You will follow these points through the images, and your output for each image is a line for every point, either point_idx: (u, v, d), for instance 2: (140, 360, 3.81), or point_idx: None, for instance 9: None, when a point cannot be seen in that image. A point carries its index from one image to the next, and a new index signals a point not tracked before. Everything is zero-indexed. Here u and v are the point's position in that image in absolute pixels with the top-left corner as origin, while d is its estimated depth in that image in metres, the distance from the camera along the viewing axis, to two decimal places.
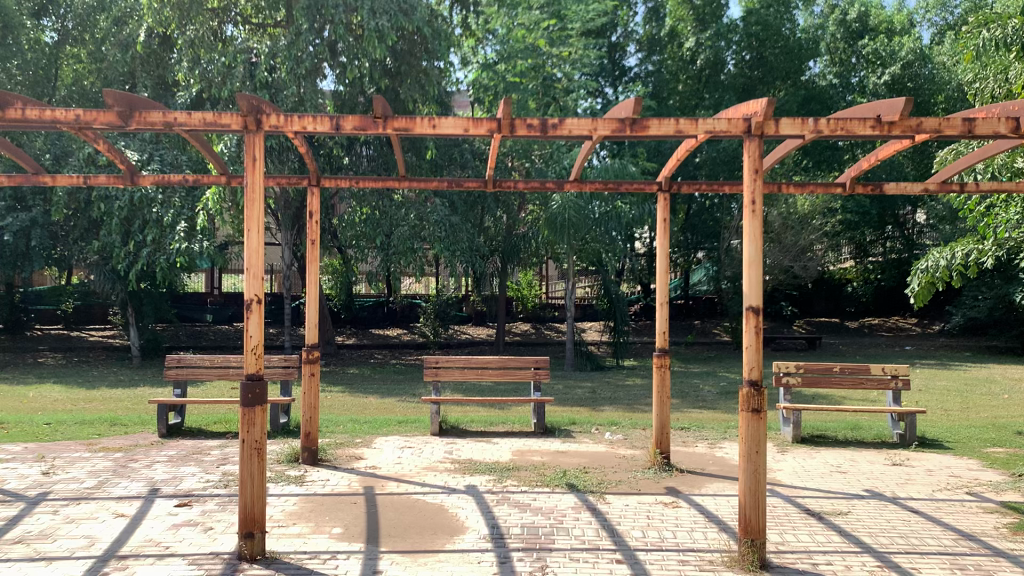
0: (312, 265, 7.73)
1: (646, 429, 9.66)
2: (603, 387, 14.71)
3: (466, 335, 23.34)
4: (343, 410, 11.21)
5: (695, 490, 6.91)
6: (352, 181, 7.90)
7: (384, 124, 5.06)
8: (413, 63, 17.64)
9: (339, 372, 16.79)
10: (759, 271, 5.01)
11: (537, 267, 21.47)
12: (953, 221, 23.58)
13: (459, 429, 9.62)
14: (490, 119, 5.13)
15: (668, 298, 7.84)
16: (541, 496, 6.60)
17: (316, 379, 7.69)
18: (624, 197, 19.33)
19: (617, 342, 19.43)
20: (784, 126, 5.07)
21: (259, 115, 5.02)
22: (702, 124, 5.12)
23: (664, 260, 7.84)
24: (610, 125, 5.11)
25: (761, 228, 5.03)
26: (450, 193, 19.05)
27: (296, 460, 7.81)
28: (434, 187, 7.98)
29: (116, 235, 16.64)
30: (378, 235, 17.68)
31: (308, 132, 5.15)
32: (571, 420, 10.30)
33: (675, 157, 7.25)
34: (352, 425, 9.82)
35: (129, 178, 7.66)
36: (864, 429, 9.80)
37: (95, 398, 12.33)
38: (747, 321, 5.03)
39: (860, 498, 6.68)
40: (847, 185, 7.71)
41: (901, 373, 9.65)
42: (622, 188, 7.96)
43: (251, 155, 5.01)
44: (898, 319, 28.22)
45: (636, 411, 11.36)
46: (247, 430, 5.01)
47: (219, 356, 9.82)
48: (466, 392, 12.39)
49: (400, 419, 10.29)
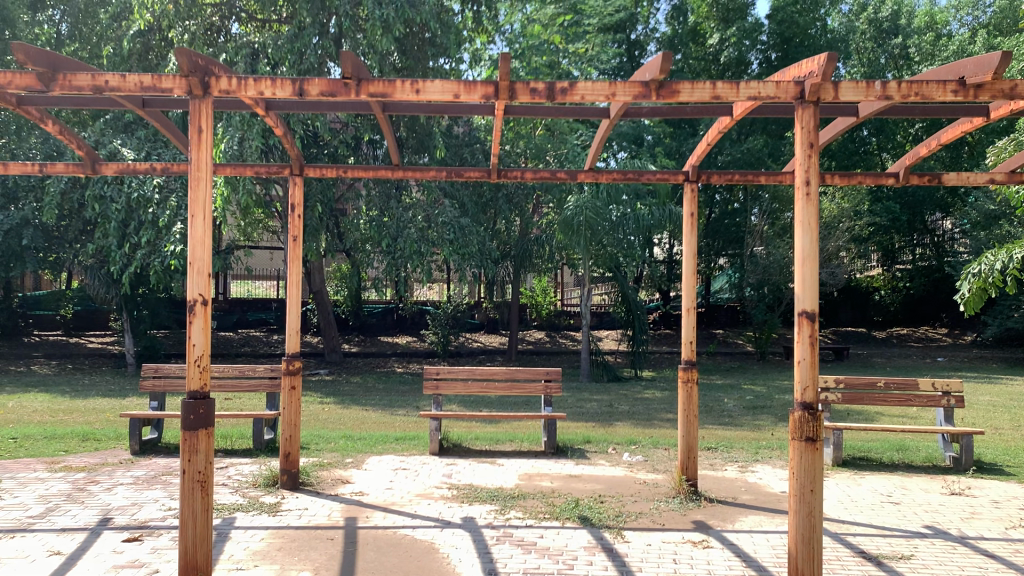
0: (293, 267, 6.86)
1: (668, 450, 8.74)
2: (620, 400, 13.79)
3: (478, 344, 22.44)
4: (338, 424, 10.35)
5: (727, 525, 5.98)
6: (339, 170, 6.99)
7: (358, 89, 4.20)
8: (420, 59, 16.88)
9: (340, 382, 15.92)
10: (815, 268, 4.10)
11: (552, 273, 20.51)
12: (989, 227, 22.47)
13: (462, 447, 8.72)
14: (485, 82, 4.21)
15: (696, 305, 6.90)
16: (549, 533, 5.66)
17: (297, 394, 6.83)
18: (643, 199, 18.32)
19: (636, 351, 18.41)
20: (845, 90, 4.13)
21: (207, 78, 4.16)
22: (744, 88, 4.20)
23: (691, 261, 6.89)
24: (633, 89, 4.22)
25: (818, 216, 4.11)
26: (461, 194, 18.23)
27: (275, 484, 6.96)
28: (431, 177, 7.08)
29: (112, 238, 15.97)
30: (384, 238, 16.81)
31: (266, 99, 4.26)
32: (585, 437, 9.39)
33: (704, 143, 6.27)
34: (345, 443, 8.94)
35: (89, 166, 6.84)
36: (912, 452, 8.80)
37: (76, 408, 11.53)
38: (801, 326, 4.10)
39: (922, 538, 5.71)
40: (901, 175, 6.73)
41: (954, 391, 8.55)
42: (644, 178, 6.99)
43: (196, 126, 4.15)
44: (928, 329, 26.93)
45: (655, 428, 10.41)
46: (189, 458, 4.14)
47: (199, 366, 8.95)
48: (473, 404, 11.50)
49: (398, 435, 9.40)
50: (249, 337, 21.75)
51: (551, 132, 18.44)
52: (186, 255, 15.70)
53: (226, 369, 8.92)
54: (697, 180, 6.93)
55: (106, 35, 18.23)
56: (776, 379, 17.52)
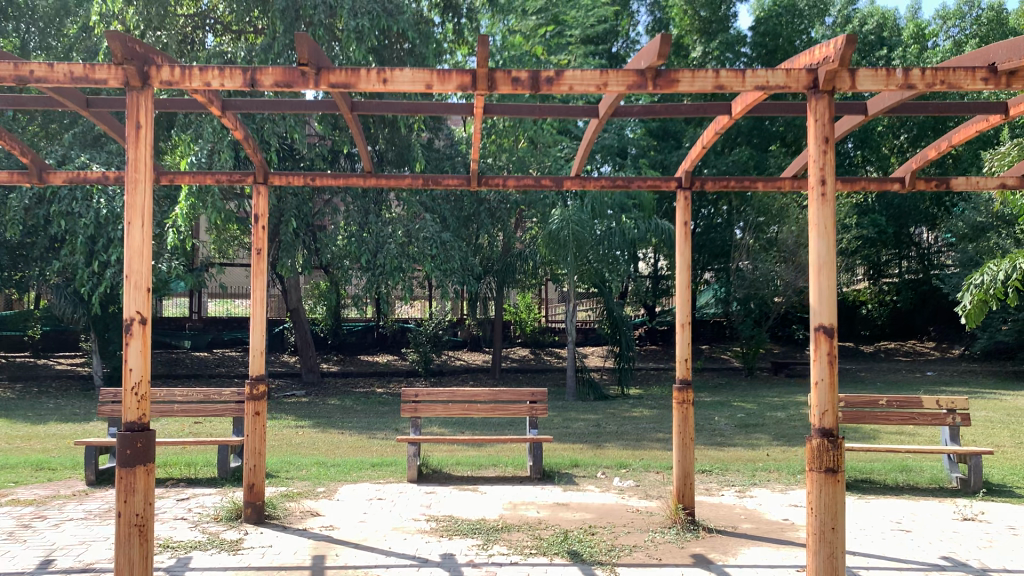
0: (257, 284, 6.36)
1: (661, 473, 8.27)
2: (608, 419, 13.30)
3: (460, 361, 21.91)
4: (312, 449, 9.81)
5: (729, 559, 5.50)
6: (306, 178, 6.51)
7: (317, 79, 3.72)
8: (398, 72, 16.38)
9: (315, 403, 15.30)
10: (833, 277, 3.66)
11: (536, 288, 20.03)
12: (976, 239, 22.27)
13: (442, 473, 8.21)
14: (460, 71, 3.76)
15: (691, 319, 6.46)
16: (536, 572, 5.15)
17: (262, 419, 6.30)
18: (628, 212, 17.91)
19: (623, 368, 17.93)
20: (863, 78, 3.71)
21: (146, 67, 3.67)
22: (750, 76, 3.78)
23: (685, 273, 6.45)
24: (627, 79, 3.79)
25: (835, 220, 3.68)
26: (442, 208, 17.76)
27: (238, 517, 6.42)
28: (407, 186, 6.62)
29: (78, 255, 15.36)
30: (363, 253, 16.29)
31: (213, 91, 3.78)
32: (572, 461, 8.89)
33: (699, 146, 5.85)
34: (318, 471, 8.40)
35: (36, 175, 6.32)
36: (916, 473, 8.38)
37: (36, 435, 10.92)
38: (819, 344, 3.65)
39: (941, 572, 5.24)
40: (906, 181, 6.35)
41: (959, 408, 8.16)
42: (634, 185, 6.56)
43: (133, 122, 3.66)
44: (915, 342, 26.75)
45: (645, 450, 9.94)
46: (125, 500, 3.62)
47: (162, 389, 8.39)
48: (455, 426, 10.99)
49: (375, 461, 8.87)
50: (225, 357, 21.11)
51: (534, 144, 17.95)
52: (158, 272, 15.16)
53: (190, 392, 8.36)
54: (690, 187, 6.49)
55: (75, 47, 17.68)
56: (767, 396, 17.08)
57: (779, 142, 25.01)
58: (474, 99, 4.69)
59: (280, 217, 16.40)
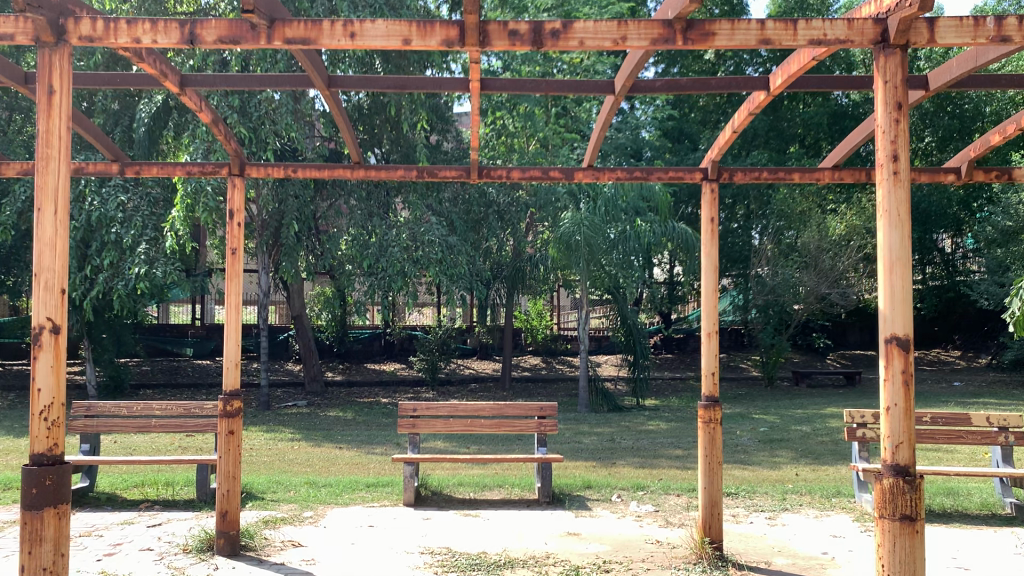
0: (232, 287, 5.73)
1: (682, 496, 7.56)
2: (622, 433, 12.57)
3: (470, 370, 21.22)
4: (305, 466, 9.15)
5: None
6: (289, 169, 5.83)
7: (269, 34, 3.28)
8: (403, 66, 15.64)
9: (315, 415, 14.64)
10: (909, 275, 2.98)
11: (548, 295, 19.25)
12: (1006, 243, 21.32)
13: (441, 496, 7.52)
14: (442, 23, 3.35)
15: (718, 328, 5.75)
16: None
17: (236, 439, 5.67)
18: (643, 215, 17.16)
19: (637, 378, 17.17)
20: (944, 33, 3.10)
21: (63, 20, 3.22)
22: (805, 30, 3.24)
23: (712, 275, 5.73)
24: (652, 32, 3.34)
25: (909, 205, 3.00)
26: (449, 211, 17.11)
27: (209, 548, 5.75)
28: (399, 178, 5.94)
29: (70, 258, 14.72)
30: (366, 258, 15.63)
31: (145, 47, 3.35)
32: (584, 481, 8.20)
33: (732, 131, 5.17)
34: (307, 492, 7.74)
35: None
36: (963, 497, 7.61)
37: (15, 449, 10.28)
38: (891, 359, 2.98)
39: None
40: (963, 171, 5.61)
41: (1013, 426, 7.38)
42: (654, 176, 5.84)
43: (45, 87, 3.18)
44: (939, 351, 25.78)
45: (663, 469, 9.22)
46: (30, 552, 3.15)
47: (139, 403, 7.74)
48: (459, 442, 10.30)
49: (371, 481, 8.20)
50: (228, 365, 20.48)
51: (543, 146, 17.18)
52: (151, 277, 14.57)
53: (169, 405, 7.69)
54: (717, 179, 5.79)
55: None
56: (789, 408, 16.26)
57: (799, 142, 24.43)
58: (472, 66, 4.06)
59: (282, 219, 15.69)
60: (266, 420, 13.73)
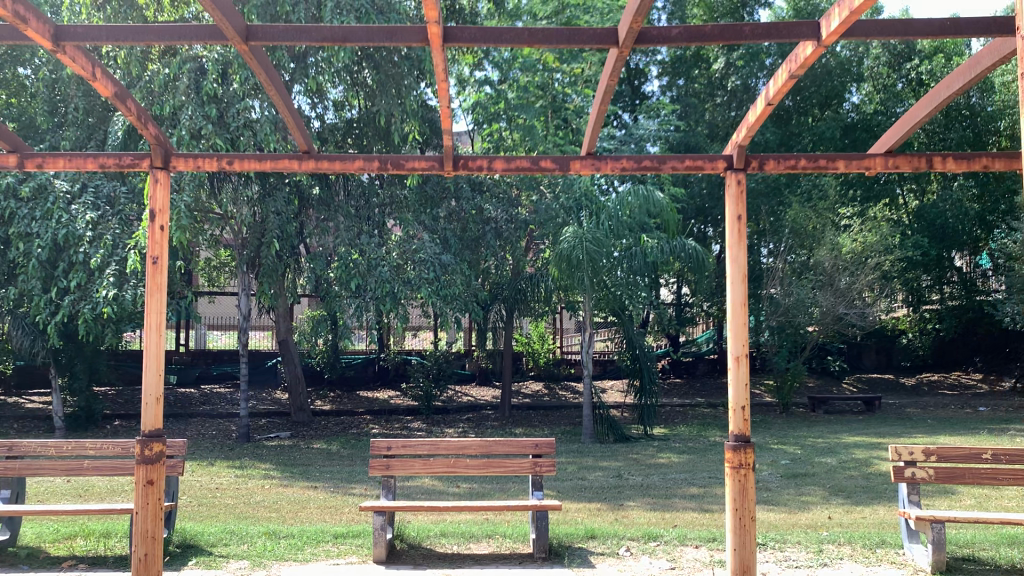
0: (152, 304, 4.68)
1: (701, 548, 6.44)
2: (630, 466, 11.46)
3: (468, 398, 20.09)
4: (270, 512, 8.05)
5: None
6: (225, 159, 4.83)
7: None
8: (393, 74, 14.50)
9: (297, 448, 13.56)
10: None
11: (550, 316, 18.10)
12: None
13: (419, 550, 6.41)
14: None
15: (748, 352, 4.69)
16: None
17: (155, 491, 4.67)
18: (649, 231, 16.07)
19: (644, 405, 16.02)
20: None
21: None
22: None
23: (740, 285, 4.68)
24: None
25: None
26: (442, 228, 15.94)
27: None
28: (357, 171, 4.92)
29: (35, 281, 13.70)
30: (351, 280, 14.50)
31: None
32: (587, 529, 7.09)
33: (763, 102, 4.27)
34: (264, 544, 6.63)
35: None
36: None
37: None
38: None
39: None
40: None
41: None
42: (668, 167, 4.88)
43: None
44: (959, 374, 24.66)
45: (676, 511, 8.10)
46: None
47: (70, 441, 6.64)
48: (447, 482, 9.20)
49: (342, 531, 7.09)
50: (213, 393, 19.35)
51: None
52: (120, 301, 13.61)
53: (104, 445, 6.62)
54: (744, 169, 4.79)
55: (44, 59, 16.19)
56: (808, 438, 15.12)
57: None
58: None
59: (263, 238, 14.67)
60: (241, 454, 12.62)
